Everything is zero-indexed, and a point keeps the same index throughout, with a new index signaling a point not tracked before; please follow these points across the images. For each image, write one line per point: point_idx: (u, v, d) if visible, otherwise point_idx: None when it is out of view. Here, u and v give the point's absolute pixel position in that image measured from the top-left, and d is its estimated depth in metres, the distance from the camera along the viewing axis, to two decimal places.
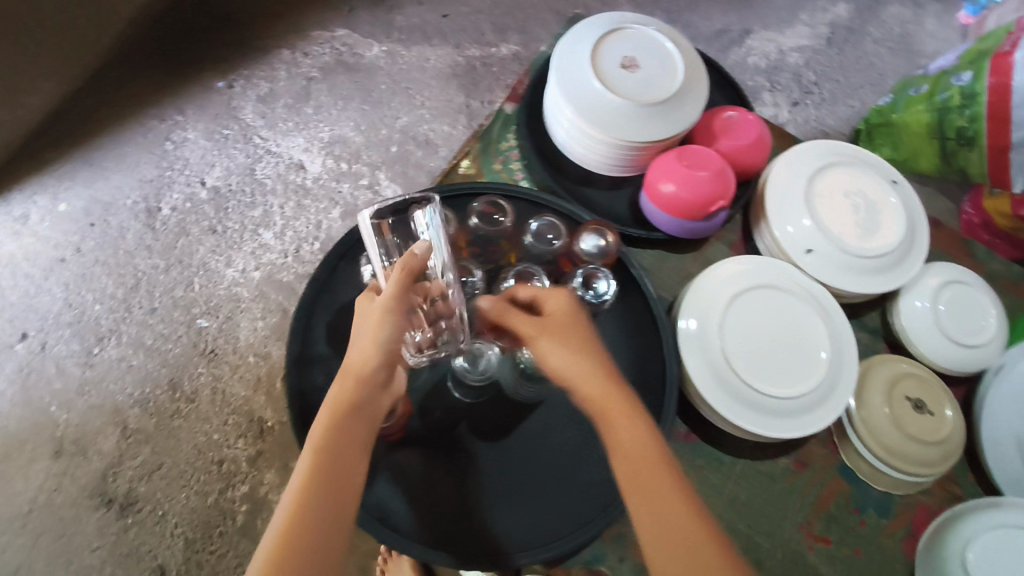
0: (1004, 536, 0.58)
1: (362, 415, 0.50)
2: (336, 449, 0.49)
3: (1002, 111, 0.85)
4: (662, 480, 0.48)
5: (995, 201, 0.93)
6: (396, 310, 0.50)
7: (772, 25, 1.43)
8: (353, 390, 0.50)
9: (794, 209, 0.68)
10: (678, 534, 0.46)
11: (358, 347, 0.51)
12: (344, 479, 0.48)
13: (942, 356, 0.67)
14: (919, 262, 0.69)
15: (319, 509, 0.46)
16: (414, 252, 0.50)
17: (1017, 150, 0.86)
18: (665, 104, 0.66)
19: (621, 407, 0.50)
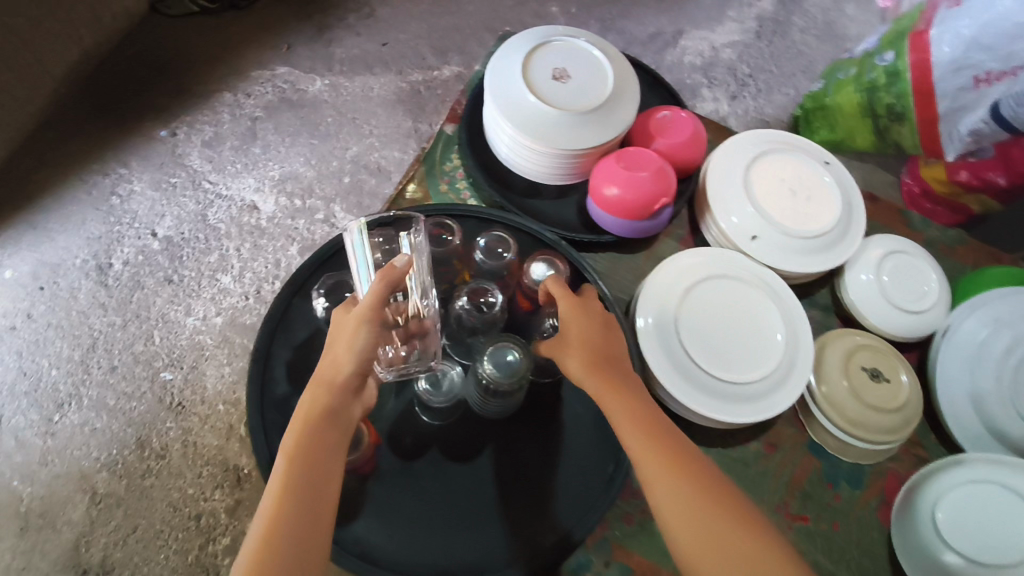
0: (978, 488, 0.59)
1: (337, 419, 0.49)
2: (314, 451, 0.47)
3: (926, 87, 0.90)
4: (644, 433, 0.47)
5: (932, 170, 0.98)
6: (372, 323, 0.50)
7: (703, 24, 1.48)
8: (325, 395, 0.49)
9: (736, 200, 0.70)
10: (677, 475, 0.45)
11: (331, 356, 0.51)
12: (325, 480, 0.46)
13: (892, 326, 0.69)
14: (859, 238, 0.71)
15: (296, 512, 0.43)
16: (394, 264, 0.50)
17: (945, 121, 0.91)
18: (599, 110, 0.67)
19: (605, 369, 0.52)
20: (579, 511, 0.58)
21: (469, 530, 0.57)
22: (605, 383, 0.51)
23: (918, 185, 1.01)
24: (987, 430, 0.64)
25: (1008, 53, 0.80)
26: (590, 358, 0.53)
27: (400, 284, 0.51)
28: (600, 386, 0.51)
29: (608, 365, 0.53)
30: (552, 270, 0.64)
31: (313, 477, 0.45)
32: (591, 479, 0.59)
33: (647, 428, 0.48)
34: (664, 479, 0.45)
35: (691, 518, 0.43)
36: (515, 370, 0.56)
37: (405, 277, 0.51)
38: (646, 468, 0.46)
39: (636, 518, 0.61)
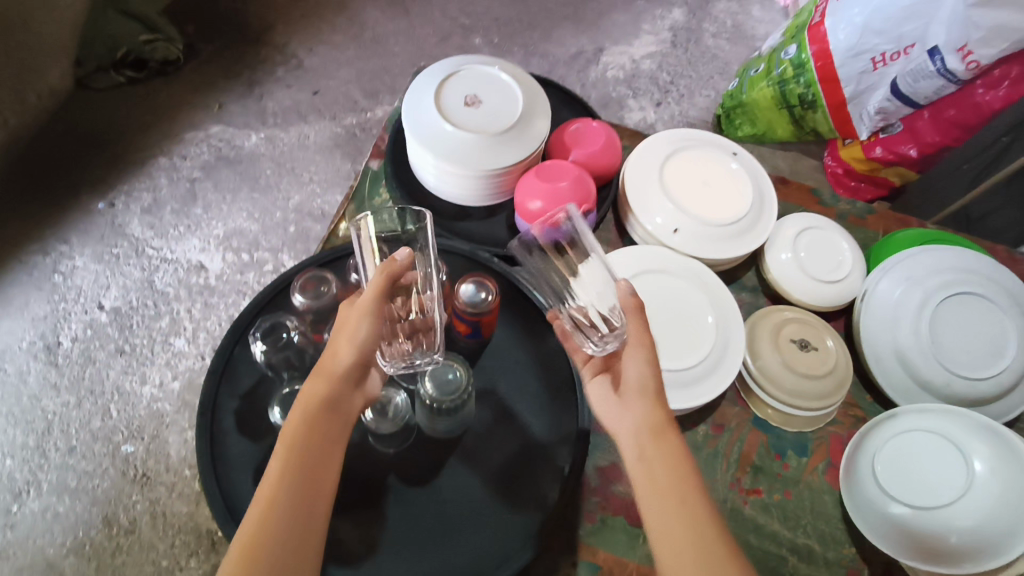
0: (921, 438, 0.61)
1: (334, 413, 0.51)
2: (311, 450, 0.48)
3: (831, 72, 1.07)
4: (673, 476, 0.48)
5: (850, 150, 1.17)
6: (372, 312, 0.52)
7: (620, 39, 1.55)
8: (327, 387, 0.51)
9: (655, 201, 0.74)
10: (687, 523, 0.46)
11: (332, 347, 0.53)
12: (321, 477, 0.48)
13: (814, 298, 0.73)
14: (773, 217, 0.75)
15: (289, 518, 0.45)
16: (395, 257, 0.53)
17: (852, 104, 1.09)
18: (515, 129, 0.71)
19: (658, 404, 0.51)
20: (538, 517, 0.59)
21: (434, 550, 0.58)
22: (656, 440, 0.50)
23: (840, 166, 1.22)
24: (913, 380, 0.67)
25: (898, 35, 0.97)
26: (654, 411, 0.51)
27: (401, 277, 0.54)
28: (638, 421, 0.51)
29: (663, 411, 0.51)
30: (481, 291, 0.64)
31: (308, 477, 0.47)
32: (548, 483, 0.61)
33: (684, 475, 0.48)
34: (679, 515, 0.46)
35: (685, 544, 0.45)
36: (457, 386, 0.62)
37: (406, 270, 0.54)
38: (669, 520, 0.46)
39: (597, 516, 0.63)
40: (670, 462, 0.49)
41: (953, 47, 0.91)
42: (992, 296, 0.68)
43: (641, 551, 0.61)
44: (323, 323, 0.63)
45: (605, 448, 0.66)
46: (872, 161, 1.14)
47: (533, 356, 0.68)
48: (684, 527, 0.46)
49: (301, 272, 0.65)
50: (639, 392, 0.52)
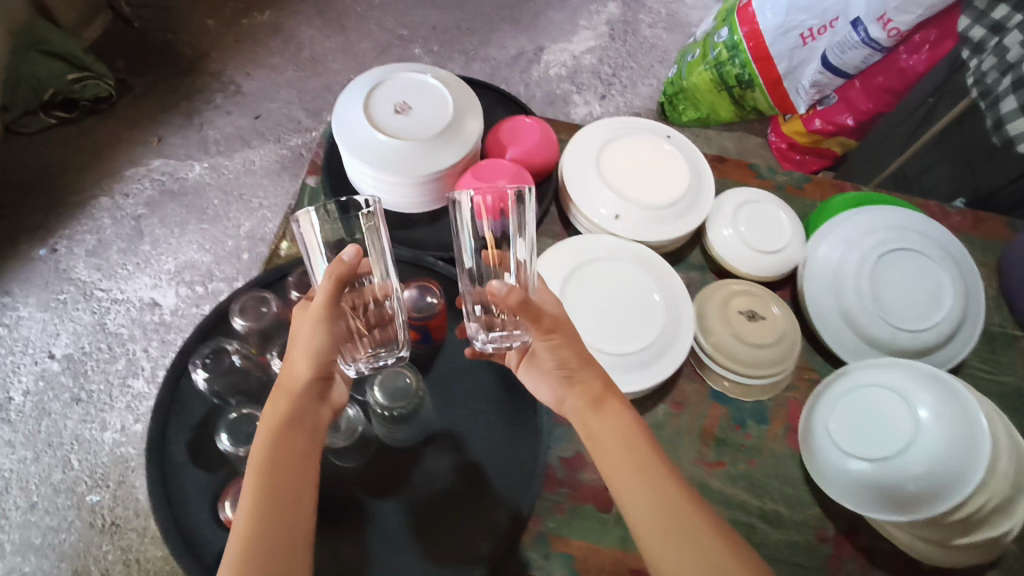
0: (864, 393, 0.62)
1: (302, 428, 0.49)
2: (282, 472, 0.46)
3: (763, 51, 1.09)
4: (625, 446, 0.49)
5: (792, 126, 1.19)
6: (327, 317, 0.50)
7: (559, 37, 1.56)
8: (291, 405, 0.49)
9: (595, 190, 0.74)
10: (649, 490, 0.47)
11: (289, 365, 0.51)
12: (297, 498, 0.46)
13: (759, 269, 0.74)
14: (711, 194, 0.77)
15: (273, 543, 0.43)
16: (342, 258, 0.48)
17: (787, 79, 1.11)
18: (447, 131, 0.71)
19: (591, 382, 0.53)
20: (506, 512, 0.59)
21: (404, 560, 0.57)
22: (602, 413, 0.51)
23: (784, 142, 1.24)
24: (860, 339, 0.69)
25: (822, 10, 1.00)
26: (592, 387, 0.53)
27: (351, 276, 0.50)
28: (578, 397, 0.53)
29: (603, 385, 0.53)
30: (427, 297, 0.64)
31: (283, 502, 0.45)
32: (513, 479, 0.61)
33: (635, 442, 0.49)
34: (637, 480, 0.47)
35: (647, 502, 0.46)
36: (409, 390, 0.65)
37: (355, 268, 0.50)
38: (630, 489, 0.47)
39: (566, 506, 0.62)
40: (619, 429, 0.50)
41: (873, 16, 0.95)
42: (925, 249, 0.70)
43: (614, 536, 0.61)
44: (271, 342, 0.62)
45: (569, 440, 0.66)
46: (813, 134, 1.16)
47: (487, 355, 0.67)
48: (647, 489, 0.47)
49: (241, 294, 0.63)
50: (562, 374, 0.54)
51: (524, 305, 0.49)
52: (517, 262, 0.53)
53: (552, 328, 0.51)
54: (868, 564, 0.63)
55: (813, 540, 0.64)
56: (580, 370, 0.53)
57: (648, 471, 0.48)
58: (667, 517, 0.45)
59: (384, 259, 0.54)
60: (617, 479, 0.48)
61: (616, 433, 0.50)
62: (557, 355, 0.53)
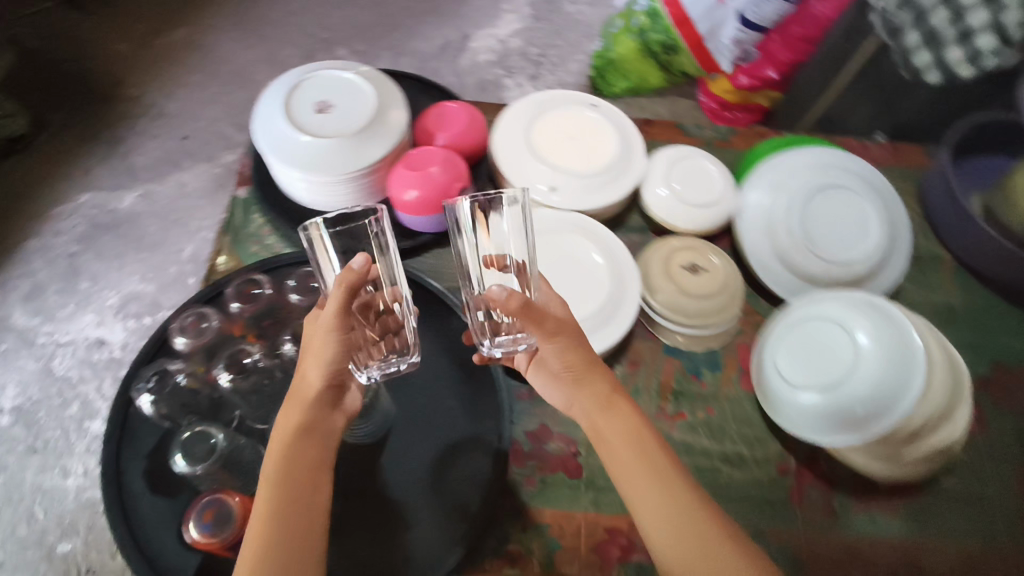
0: (810, 326, 0.65)
1: (315, 435, 0.51)
2: (295, 477, 0.48)
3: (682, 15, 1.11)
4: (635, 451, 0.51)
5: (719, 84, 1.21)
6: (340, 326, 0.50)
7: (483, 23, 1.56)
8: (304, 411, 0.51)
9: (528, 164, 0.74)
10: (659, 494, 0.48)
11: (303, 373, 0.53)
12: (311, 499, 0.48)
13: (696, 223, 0.75)
14: (641, 154, 0.78)
15: (286, 542, 0.45)
16: (351, 266, 0.49)
17: (709, 40, 1.13)
18: (372, 122, 0.70)
19: (601, 389, 0.54)
20: (478, 492, 0.60)
21: (382, 552, 0.57)
22: (614, 417, 0.52)
23: (713, 101, 1.26)
24: (798, 278, 0.72)
25: None
26: (599, 391, 0.54)
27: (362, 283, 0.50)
28: (588, 401, 0.54)
29: (612, 389, 0.54)
30: None
31: (296, 503, 0.47)
32: (480, 457, 0.61)
33: (647, 448, 0.51)
34: (646, 487, 0.49)
35: (661, 505, 0.48)
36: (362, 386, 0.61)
37: (366, 275, 0.50)
38: (642, 496, 0.49)
39: (537, 478, 0.63)
40: (627, 432, 0.52)
41: None
42: (847, 184, 0.73)
43: (585, 500, 0.62)
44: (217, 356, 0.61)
45: (532, 413, 0.66)
46: (740, 90, 1.19)
47: (441, 342, 0.67)
48: (658, 492, 0.49)
49: (179, 312, 0.62)
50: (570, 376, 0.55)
51: (525, 308, 0.49)
52: (517, 265, 0.56)
53: (556, 331, 0.52)
54: (829, 489, 0.66)
55: (775, 474, 0.66)
56: (585, 374, 0.54)
57: (658, 476, 0.49)
58: (678, 520, 0.47)
59: (393, 263, 0.55)
60: (629, 485, 0.50)
61: (626, 436, 0.51)
62: (564, 357, 0.53)
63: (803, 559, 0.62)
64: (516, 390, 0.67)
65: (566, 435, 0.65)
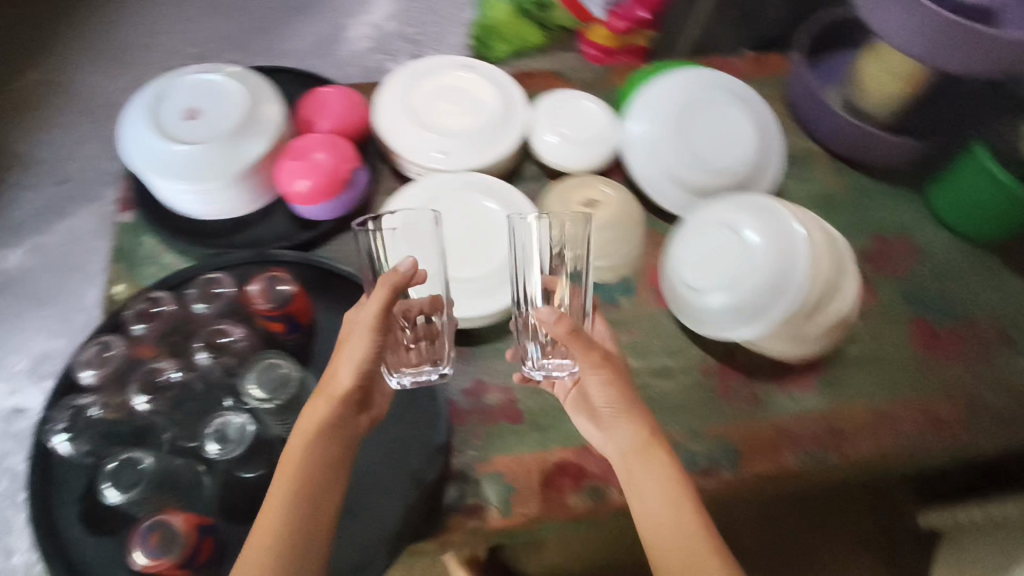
0: (702, 237, 0.68)
1: (337, 435, 0.54)
2: (312, 479, 0.52)
3: None
4: (663, 492, 0.52)
5: (597, 32, 1.22)
6: (376, 326, 0.54)
7: (356, 10, 1.52)
8: (332, 410, 0.54)
9: (414, 134, 0.75)
10: (674, 537, 0.50)
11: (333, 371, 0.56)
12: (320, 503, 0.51)
13: (585, 161, 0.78)
14: (523, 102, 0.80)
15: (293, 544, 0.49)
16: (397, 269, 0.53)
17: None
18: (247, 119, 0.69)
19: (644, 433, 0.55)
20: (421, 457, 0.61)
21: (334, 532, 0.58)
22: (647, 460, 0.54)
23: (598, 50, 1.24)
24: (689, 193, 0.76)
25: None
26: (638, 433, 0.55)
27: (405, 287, 0.54)
28: (627, 438, 0.55)
29: (651, 433, 0.55)
30: (282, 286, 0.61)
31: (306, 505, 0.51)
32: (419, 424, 0.63)
33: (676, 491, 0.52)
34: (668, 525, 0.51)
35: (676, 548, 0.50)
36: (286, 380, 0.59)
37: (410, 279, 0.54)
38: (659, 537, 0.51)
39: (481, 431, 0.64)
40: (658, 476, 0.53)
41: None
42: (716, 98, 0.78)
43: (531, 441, 0.64)
44: (128, 378, 0.59)
45: (465, 372, 0.68)
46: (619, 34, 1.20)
47: None
48: (676, 533, 0.51)
49: (82, 345, 0.60)
50: (609, 413, 0.56)
51: (572, 333, 0.52)
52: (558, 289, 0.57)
53: (601, 361, 0.54)
54: (751, 380, 0.70)
55: (700, 377, 0.70)
56: (623, 414, 0.56)
57: (676, 518, 0.51)
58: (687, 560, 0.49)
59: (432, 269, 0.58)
60: (651, 526, 0.52)
61: (659, 480, 0.53)
62: (605, 389, 0.55)
63: (739, 447, 0.67)
64: None
65: (502, 386, 0.67)
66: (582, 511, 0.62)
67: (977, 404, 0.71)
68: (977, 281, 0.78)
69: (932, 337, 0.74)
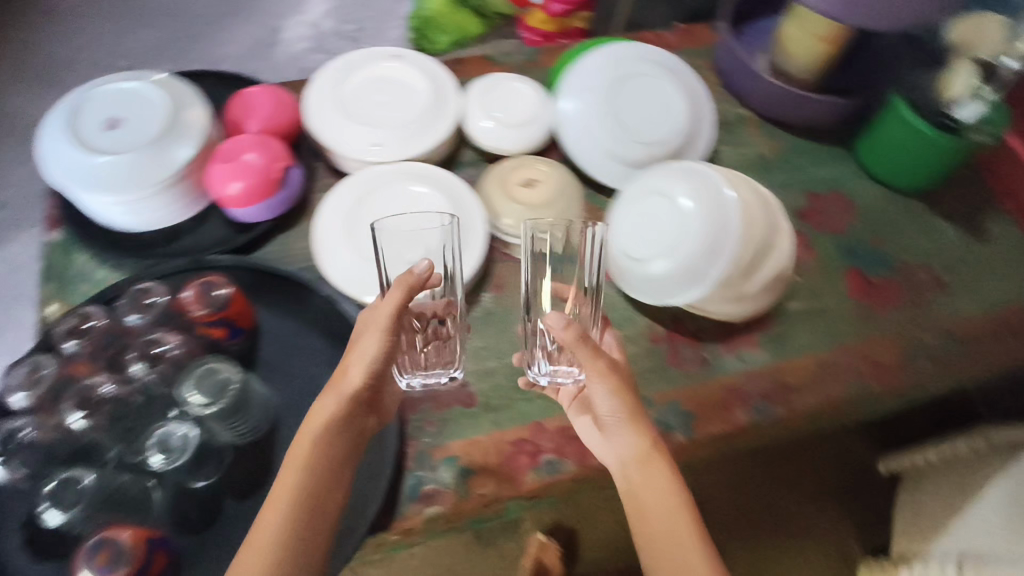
0: (646, 207, 0.69)
1: (345, 431, 0.55)
2: (320, 474, 0.52)
3: None
4: (664, 505, 0.55)
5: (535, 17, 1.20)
6: (390, 326, 0.56)
7: (289, 10, 1.49)
8: (343, 407, 0.55)
9: (346, 128, 0.74)
10: (671, 549, 0.53)
11: (345, 370, 0.57)
12: (325, 497, 0.52)
13: (520, 142, 0.79)
14: (453, 87, 0.79)
15: (296, 535, 0.50)
16: (414, 271, 0.56)
17: None
18: (171, 124, 0.67)
19: (647, 445, 0.56)
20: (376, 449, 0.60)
21: None
22: (648, 471, 0.56)
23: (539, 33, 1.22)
24: (624, 165, 0.77)
25: None
26: (642, 445, 0.56)
27: (419, 288, 0.57)
28: (630, 449, 0.57)
29: (654, 446, 0.57)
30: (216, 290, 0.60)
31: (313, 499, 0.52)
32: None
33: (675, 505, 0.55)
34: (667, 536, 0.54)
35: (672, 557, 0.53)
36: (226, 386, 0.58)
37: (424, 281, 0.57)
38: (658, 546, 0.54)
39: (435, 417, 0.65)
40: (659, 488, 0.55)
41: None
42: (645, 70, 0.79)
43: (485, 423, 0.65)
44: (63, 395, 0.57)
45: None
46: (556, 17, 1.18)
47: (305, 321, 0.66)
48: (673, 544, 0.53)
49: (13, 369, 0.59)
50: (613, 423, 0.57)
51: (580, 338, 0.54)
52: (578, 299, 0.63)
53: (602, 368, 0.55)
54: (697, 343, 0.72)
55: (649, 345, 0.72)
56: (627, 427, 0.57)
57: (676, 532, 0.54)
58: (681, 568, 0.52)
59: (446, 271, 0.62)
60: (649, 535, 0.55)
61: (659, 494, 0.55)
62: (613, 399, 0.56)
63: (689, 410, 0.68)
64: None
65: None
66: (540, 485, 0.63)
67: (913, 344, 0.74)
68: (906, 229, 0.81)
69: (865, 285, 0.77)
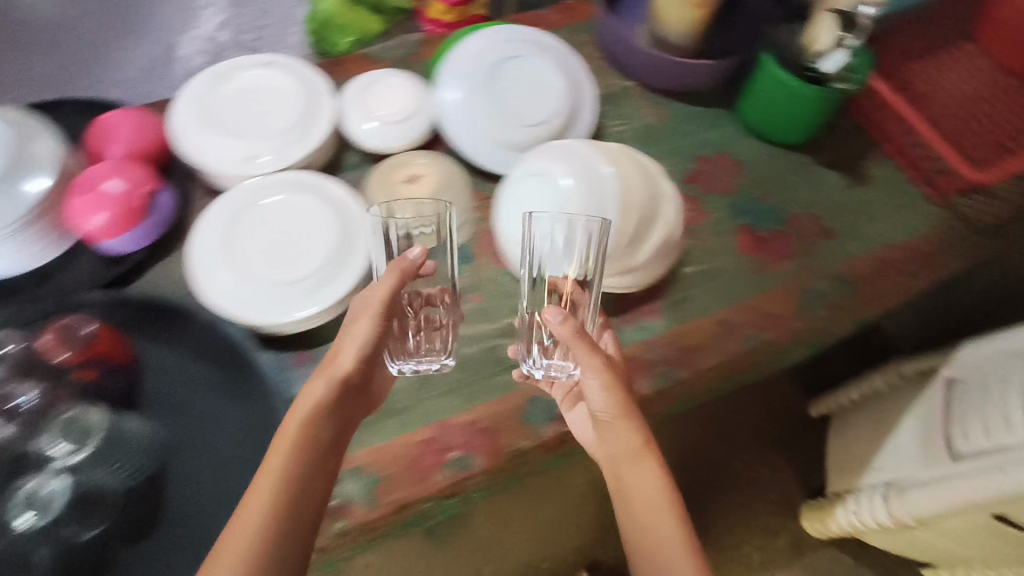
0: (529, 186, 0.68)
1: (335, 413, 0.55)
2: (313, 455, 0.51)
3: None
4: (651, 499, 0.55)
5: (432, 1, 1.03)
6: (382, 308, 0.57)
7: None
8: (335, 390, 0.55)
9: (216, 145, 0.71)
10: (656, 543, 0.54)
11: (336, 357, 0.57)
12: (316, 478, 0.51)
13: (401, 140, 0.77)
14: (326, 88, 0.77)
15: (283, 512, 0.48)
16: (408, 257, 0.58)
17: None
18: (18, 157, 0.63)
19: (641, 440, 0.57)
20: None
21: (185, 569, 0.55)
22: (639, 469, 0.56)
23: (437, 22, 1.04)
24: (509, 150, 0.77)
25: None
26: (635, 442, 0.57)
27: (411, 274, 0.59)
28: (622, 444, 0.57)
29: (646, 444, 0.57)
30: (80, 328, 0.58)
31: (307, 478, 0.50)
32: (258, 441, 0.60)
33: (662, 503, 0.55)
34: (654, 522, 0.55)
35: (657, 552, 0.54)
36: (88, 429, 0.58)
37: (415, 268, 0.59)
38: (646, 535, 0.55)
39: None
40: (649, 483, 0.56)
41: None
42: (520, 52, 0.78)
43: (388, 428, 0.64)
44: None
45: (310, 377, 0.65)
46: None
47: (187, 350, 0.64)
48: (658, 533, 0.54)
49: None
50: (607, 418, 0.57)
51: (575, 334, 0.54)
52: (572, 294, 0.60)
53: (595, 357, 0.55)
54: None
55: None
56: (620, 424, 0.57)
57: (664, 524, 0.54)
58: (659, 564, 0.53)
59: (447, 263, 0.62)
60: (637, 528, 0.55)
61: (649, 492, 0.56)
62: (606, 395, 0.56)
63: None
64: (289, 359, 0.65)
65: None
66: (450, 483, 0.62)
67: (806, 290, 0.76)
68: (792, 182, 0.83)
69: (756, 241, 0.79)
